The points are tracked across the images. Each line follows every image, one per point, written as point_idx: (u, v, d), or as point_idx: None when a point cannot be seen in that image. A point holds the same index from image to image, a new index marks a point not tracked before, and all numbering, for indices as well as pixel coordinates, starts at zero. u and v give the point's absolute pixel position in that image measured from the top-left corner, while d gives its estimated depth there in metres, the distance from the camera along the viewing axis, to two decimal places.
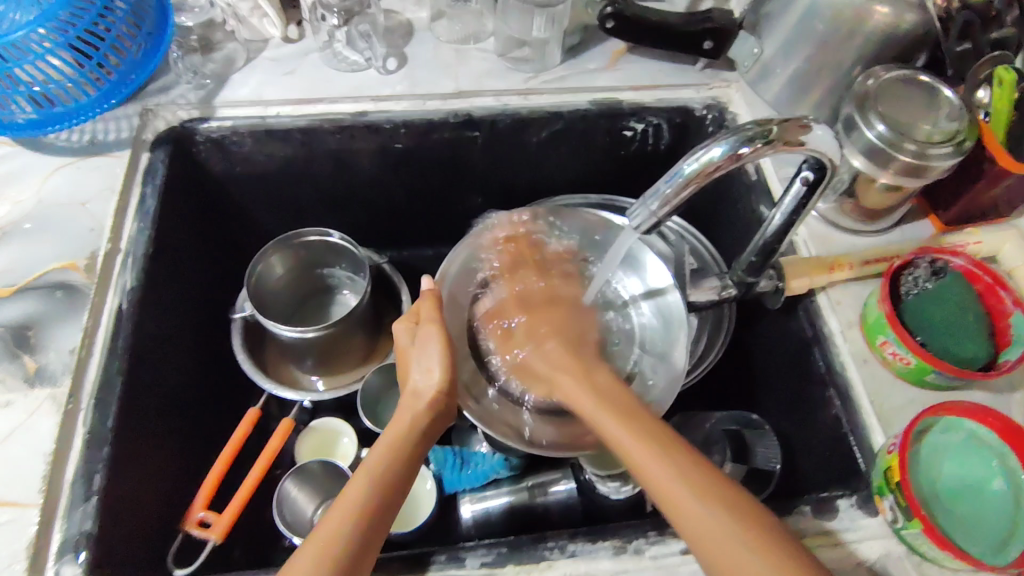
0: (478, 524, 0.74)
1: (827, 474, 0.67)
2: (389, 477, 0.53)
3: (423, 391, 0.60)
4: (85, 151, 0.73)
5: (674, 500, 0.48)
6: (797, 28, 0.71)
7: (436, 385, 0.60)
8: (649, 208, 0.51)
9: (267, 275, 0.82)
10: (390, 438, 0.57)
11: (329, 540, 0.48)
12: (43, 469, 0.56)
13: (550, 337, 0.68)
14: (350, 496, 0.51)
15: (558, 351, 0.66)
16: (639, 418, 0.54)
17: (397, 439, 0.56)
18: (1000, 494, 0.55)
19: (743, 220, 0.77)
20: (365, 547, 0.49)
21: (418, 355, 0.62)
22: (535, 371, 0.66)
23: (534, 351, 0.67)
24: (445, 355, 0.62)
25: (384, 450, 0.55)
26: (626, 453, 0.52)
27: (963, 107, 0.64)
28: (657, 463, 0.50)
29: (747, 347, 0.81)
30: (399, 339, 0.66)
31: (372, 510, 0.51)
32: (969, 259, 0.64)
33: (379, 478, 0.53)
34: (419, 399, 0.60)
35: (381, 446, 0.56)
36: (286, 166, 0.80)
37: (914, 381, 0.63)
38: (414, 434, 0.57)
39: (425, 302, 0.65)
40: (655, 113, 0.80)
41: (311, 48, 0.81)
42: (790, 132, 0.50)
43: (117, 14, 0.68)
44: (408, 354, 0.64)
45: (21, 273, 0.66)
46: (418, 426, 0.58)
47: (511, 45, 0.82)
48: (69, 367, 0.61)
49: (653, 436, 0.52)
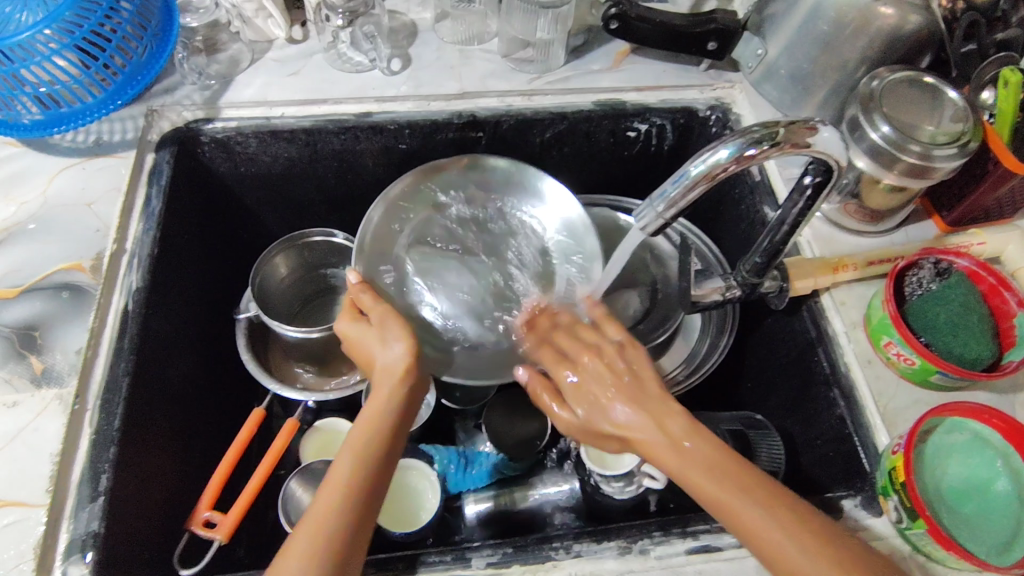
0: (484, 523, 0.74)
1: (831, 475, 0.67)
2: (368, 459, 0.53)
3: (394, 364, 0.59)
4: (91, 152, 0.73)
5: (776, 550, 0.47)
6: (801, 29, 0.71)
7: (404, 355, 0.59)
8: (656, 209, 0.51)
9: (272, 275, 0.83)
10: (361, 420, 0.56)
11: (321, 522, 0.49)
12: (50, 469, 0.56)
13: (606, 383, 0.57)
14: (332, 484, 0.51)
15: (629, 408, 0.55)
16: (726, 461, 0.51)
17: (367, 419, 0.56)
18: (1005, 495, 0.55)
19: (747, 221, 0.77)
20: (359, 526, 0.50)
21: (379, 332, 0.61)
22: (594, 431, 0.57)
23: (593, 415, 0.57)
24: (405, 326, 0.61)
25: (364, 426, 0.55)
26: (721, 505, 0.49)
27: (967, 108, 0.64)
28: (752, 508, 0.48)
29: (750, 347, 0.81)
30: (348, 333, 0.63)
31: (359, 493, 0.51)
32: (973, 260, 0.64)
33: (360, 459, 0.53)
34: (388, 373, 0.58)
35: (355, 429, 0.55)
36: (291, 167, 0.81)
37: (918, 382, 0.63)
38: (391, 407, 0.56)
39: (363, 294, 0.64)
40: (658, 114, 0.80)
41: (316, 49, 0.81)
42: (797, 133, 0.50)
43: (123, 15, 0.68)
44: (365, 336, 0.62)
45: (28, 274, 0.66)
46: (393, 399, 0.57)
47: (515, 46, 0.82)
48: (76, 367, 0.61)
49: (705, 455, 0.51)
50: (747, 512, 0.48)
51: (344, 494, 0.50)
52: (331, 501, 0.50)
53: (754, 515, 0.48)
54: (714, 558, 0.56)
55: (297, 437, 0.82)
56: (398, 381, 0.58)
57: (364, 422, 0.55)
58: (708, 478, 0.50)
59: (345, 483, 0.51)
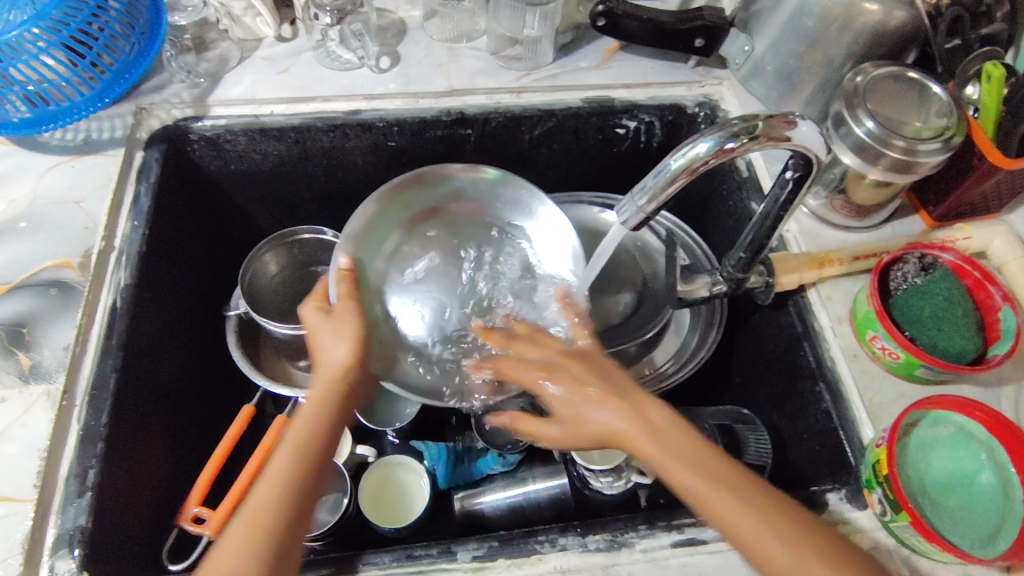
0: (469, 515, 0.76)
1: (818, 469, 0.67)
2: (301, 463, 0.51)
3: (335, 366, 0.59)
4: (79, 150, 0.73)
5: None
6: (787, 26, 0.72)
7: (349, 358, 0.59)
8: (637, 204, 0.52)
9: (262, 272, 0.83)
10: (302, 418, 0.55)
11: (256, 531, 0.48)
12: (37, 464, 0.57)
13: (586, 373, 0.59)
14: (266, 493, 0.49)
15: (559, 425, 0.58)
16: (754, 489, 0.47)
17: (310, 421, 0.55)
18: (988, 487, 0.56)
19: (734, 216, 0.78)
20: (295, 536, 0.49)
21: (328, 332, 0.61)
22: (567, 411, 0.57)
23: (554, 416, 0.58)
24: (357, 325, 0.61)
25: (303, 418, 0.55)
26: (732, 529, 0.46)
27: (952, 102, 0.64)
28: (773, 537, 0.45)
29: (737, 341, 0.82)
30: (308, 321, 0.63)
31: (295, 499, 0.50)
32: (957, 254, 0.64)
33: (297, 459, 0.52)
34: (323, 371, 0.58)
35: (290, 439, 0.53)
36: (279, 163, 0.81)
37: (903, 376, 0.64)
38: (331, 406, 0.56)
39: (342, 281, 0.65)
40: (647, 110, 0.80)
41: (304, 47, 0.81)
42: (776, 127, 0.50)
43: (110, 14, 0.69)
44: (319, 331, 0.61)
45: (15, 271, 0.66)
46: (333, 398, 0.57)
47: (503, 44, 0.82)
48: (64, 363, 0.62)
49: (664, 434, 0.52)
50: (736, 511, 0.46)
51: (284, 485, 0.50)
52: (269, 496, 0.49)
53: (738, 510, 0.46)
54: (698, 551, 0.56)
55: None
56: (331, 379, 0.58)
57: (303, 423, 0.54)
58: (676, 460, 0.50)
59: (278, 494, 0.49)
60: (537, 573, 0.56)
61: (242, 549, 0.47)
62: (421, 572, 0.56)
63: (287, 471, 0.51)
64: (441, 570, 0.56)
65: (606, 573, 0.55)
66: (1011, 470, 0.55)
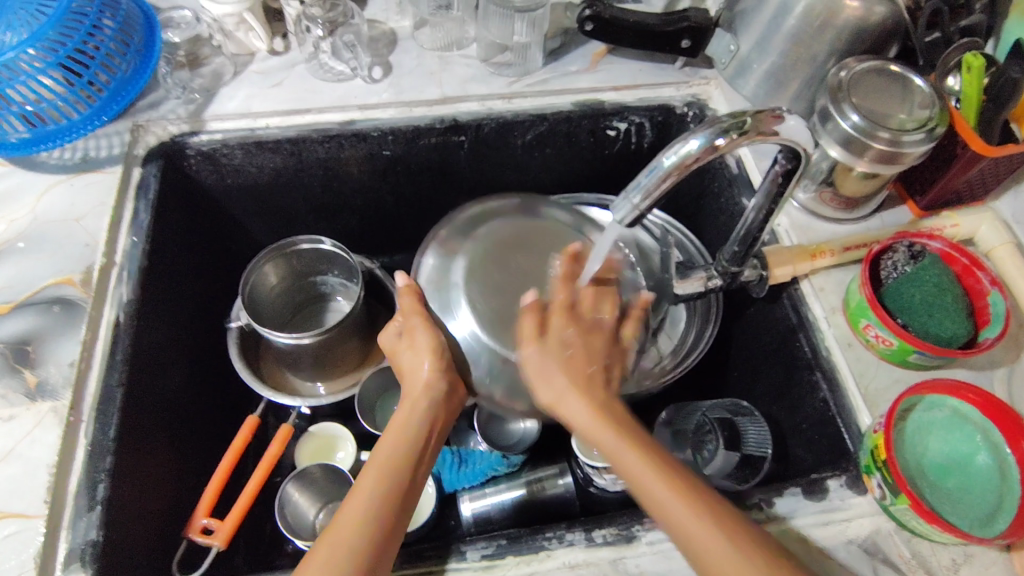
0: (479, 521, 0.75)
1: (817, 458, 0.69)
2: (393, 476, 0.57)
3: (420, 375, 0.64)
4: (77, 169, 0.74)
5: None
6: (769, 26, 0.73)
7: (430, 369, 0.64)
8: (632, 201, 0.52)
9: (261, 284, 0.83)
10: (396, 434, 0.61)
11: (344, 541, 0.52)
12: (47, 480, 0.57)
13: (585, 362, 0.61)
14: (352, 512, 0.54)
15: (573, 394, 0.59)
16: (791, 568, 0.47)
17: (403, 438, 0.61)
18: (986, 469, 0.57)
19: (726, 213, 0.79)
20: (382, 552, 0.53)
21: (408, 345, 0.66)
22: (553, 378, 0.60)
23: (547, 379, 0.60)
24: (430, 336, 0.65)
25: (397, 433, 0.61)
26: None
27: (934, 94, 0.65)
28: None
29: (735, 337, 0.83)
30: (386, 341, 0.70)
31: (380, 520, 0.54)
32: (945, 242, 0.66)
33: (387, 477, 0.57)
34: (416, 382, 0.64)
35: (384, 459, 0.59)
36: (276, 176, 0.82)
37: (897, 362, 0.65)
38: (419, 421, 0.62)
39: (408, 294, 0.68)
40: (636, 112, 0.82)
41: (297, 60, 0.82)
42: (763, 122, 0.51)
43: (105, 33, 0.70)
44: (399, 348, 0.67)
45: (18, 290, 0.67)
46: (420, 409, 0.63)
47: (494, 51, 0.83)
48: (70, 379, 0.62)
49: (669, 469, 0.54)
50: (612, 447, 0.56)
51: (372, 497, 0.55)
52: (365, 498, 0.55)
53: (623, 451, 0.55)
54: None
55: (291, 443, 0.83)
56: (429, 388, 0.64)
57: (406, 419, 0.63)
58: (652, 473, 0.53)
59: (370, 512, 0.54)
60: (545, 569, 0.56)
61: (335, 546, 0.51)
62: (431, 572, 0.56)
63: (376, 485, 0.56)
64: (452, 569, 0.56)
65: (614, 567, 0.56)
66: (1007, 451, 0.56)
